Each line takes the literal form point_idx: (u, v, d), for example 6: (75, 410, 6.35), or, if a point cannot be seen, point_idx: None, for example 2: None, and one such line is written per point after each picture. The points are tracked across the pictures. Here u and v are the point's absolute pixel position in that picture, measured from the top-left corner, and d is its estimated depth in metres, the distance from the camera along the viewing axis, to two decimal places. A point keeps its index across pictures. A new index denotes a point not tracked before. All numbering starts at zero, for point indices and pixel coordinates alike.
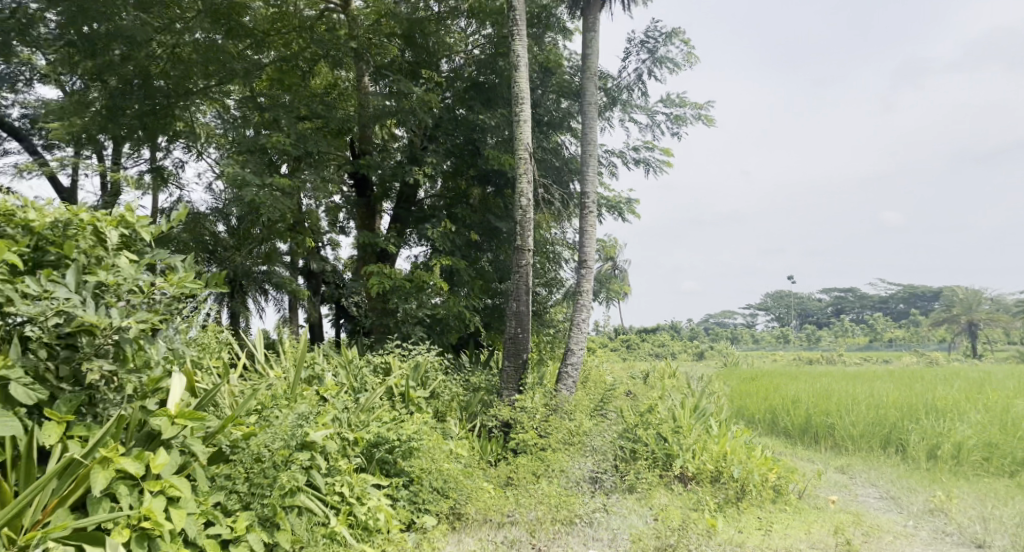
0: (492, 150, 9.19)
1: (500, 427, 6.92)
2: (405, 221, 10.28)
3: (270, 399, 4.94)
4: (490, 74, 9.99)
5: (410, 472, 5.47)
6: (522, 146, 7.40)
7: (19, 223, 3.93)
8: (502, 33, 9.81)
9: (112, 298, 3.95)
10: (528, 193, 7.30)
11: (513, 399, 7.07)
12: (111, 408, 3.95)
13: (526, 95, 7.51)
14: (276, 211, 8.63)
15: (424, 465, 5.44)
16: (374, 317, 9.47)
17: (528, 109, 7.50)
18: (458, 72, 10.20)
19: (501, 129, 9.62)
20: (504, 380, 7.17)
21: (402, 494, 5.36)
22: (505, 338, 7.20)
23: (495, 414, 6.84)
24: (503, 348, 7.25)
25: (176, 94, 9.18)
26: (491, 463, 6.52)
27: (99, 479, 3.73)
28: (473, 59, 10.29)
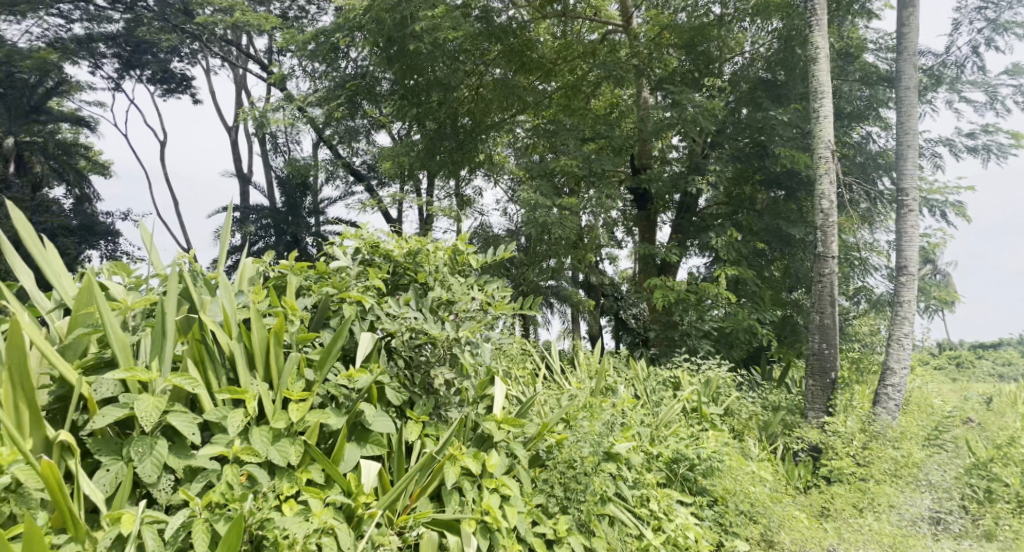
0: (784, 150, 8.64)
1: (809, 451, 6.15)
2: (686, 231, 10.19)
3: (581, 403, 4.25)
4: (781, 70, 9.48)
5: (713, 491, 4.35)
6: (822, 144, 6.89)
7: (375, 252, 3.59)
8: (793, 25, 9.12)
9: (451, 313, 3.53)
10: (831, 195, 6.84)
11: (821, 422, 6.39)
12: (451, 409, 3.49)
13: (827, 90, 6.97)
14: (565, 228, 9.25)
15: (730, 483, 4.31)
16: (658, 331, 9.59)
17: (828, 104, 6.96)
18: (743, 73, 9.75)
19: (793, 125, 8.93)
20: (809, 400, 6.53)
21: (707, 514, 4.26)
22: (808, 354, 6.68)
23: (803, 436, 6.08)
24: (806, 367, 6.67)
25: (480, 128, 10.33)
26: (799, 489, 5.67)
27: (451, 474, 3.27)
28: (760, 57, 9.79)
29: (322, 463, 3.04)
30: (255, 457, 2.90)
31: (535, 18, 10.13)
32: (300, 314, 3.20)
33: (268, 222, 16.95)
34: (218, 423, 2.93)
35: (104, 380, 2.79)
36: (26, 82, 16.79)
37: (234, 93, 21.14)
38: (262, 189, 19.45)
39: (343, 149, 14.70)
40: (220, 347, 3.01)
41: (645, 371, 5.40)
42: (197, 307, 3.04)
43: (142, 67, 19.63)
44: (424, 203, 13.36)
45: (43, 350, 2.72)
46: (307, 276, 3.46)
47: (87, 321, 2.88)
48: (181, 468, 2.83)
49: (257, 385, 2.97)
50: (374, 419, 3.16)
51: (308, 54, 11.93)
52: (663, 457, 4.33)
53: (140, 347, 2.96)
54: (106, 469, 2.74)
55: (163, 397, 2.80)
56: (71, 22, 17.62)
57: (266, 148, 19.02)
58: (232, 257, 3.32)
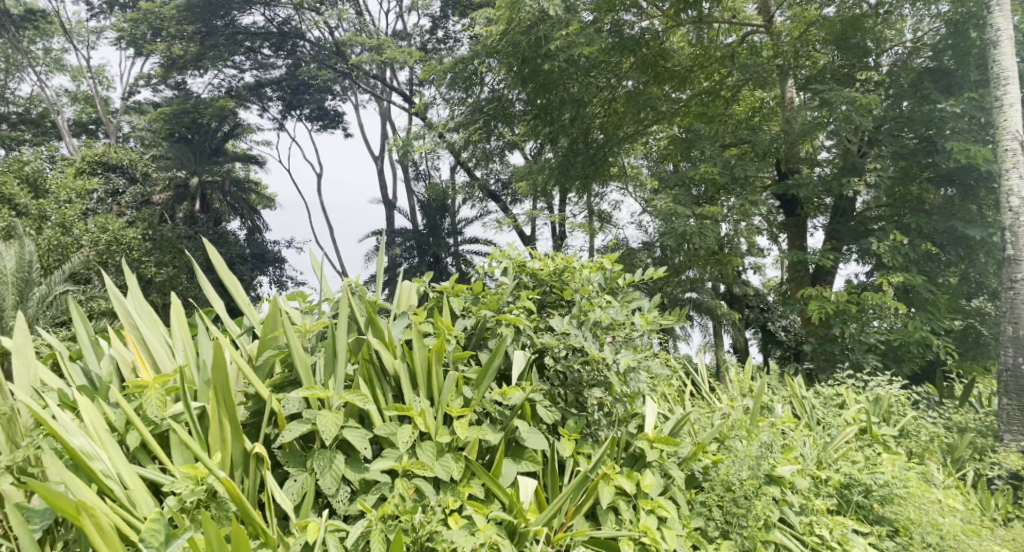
0: (958, 144, 8.04)
1: (1008, 480, 5.45)
2: (843, 237, 9.70)
3: (736, 424, 3.84)
4: (951, 57, 8.85)
5: (894, 520, 3.79)
6: (1008, 135, 6.45)
7: (523, 272, 3.59)
8: (965, 11, 8.58)
9: (607, 334, 3.46)
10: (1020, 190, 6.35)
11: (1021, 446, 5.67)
12: (601, 427, 3.34)
13: (1014, 74, 6.46)
14: (706, 238, 8.99)
15: (913, 510, 3.71)
16: (816, 344, 9.16)
17: (1017, 91, 6.45)
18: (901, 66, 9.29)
19: (968, 118, 8.31)
20: (1005, 420, 5.84)
21: (888, 545, 3.68)
22: (1000, 367, 6.11)
23: (1000, 461, 5.32)
24: (999, 383, 6.09)
25: (611, 143, 10.23)
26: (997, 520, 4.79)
27: (606, 493, 3.14)
28: (923, 48, 9.35)
29: (483, 477, 3.01)
30: (425, 471, 2.89)
31: (669, 27, 9.81)
32: (457, 333, 3.23)
33: (411, 244, 17.68)
34: (387, 439, 2.95)
35: (290, 396, 2.85)
36: (205, 127, 18.52)
37: (380, 124, 22.23)
38: (405, 213, 20.27)
39: (477, 169, 15.05)
40: (386, 367, 3.06)
41: (804, 389, 4.87)
42: (366, 329, 3.12)
43: (299, 107, 21.06)
44: (559, 219, 13.50)
45: (243, 369, 2.82)
46: (464, 297, 3.46)
47: (272, 344, 3.00)
48: (356, 480, 2.85)
49: (421, 402, 3.00)
50: (527, 436, 3.11)
51: (448, 83, 12.38)
52: (832, 482, 3.80)
53: (317, 367, 3.05)
54: (294, 481, 2.80)
55: (341, 412, 2.84)
56: (242, 71, 19.26)
57: (409, 174, 19.82)
58: (394, 281, 3.42)
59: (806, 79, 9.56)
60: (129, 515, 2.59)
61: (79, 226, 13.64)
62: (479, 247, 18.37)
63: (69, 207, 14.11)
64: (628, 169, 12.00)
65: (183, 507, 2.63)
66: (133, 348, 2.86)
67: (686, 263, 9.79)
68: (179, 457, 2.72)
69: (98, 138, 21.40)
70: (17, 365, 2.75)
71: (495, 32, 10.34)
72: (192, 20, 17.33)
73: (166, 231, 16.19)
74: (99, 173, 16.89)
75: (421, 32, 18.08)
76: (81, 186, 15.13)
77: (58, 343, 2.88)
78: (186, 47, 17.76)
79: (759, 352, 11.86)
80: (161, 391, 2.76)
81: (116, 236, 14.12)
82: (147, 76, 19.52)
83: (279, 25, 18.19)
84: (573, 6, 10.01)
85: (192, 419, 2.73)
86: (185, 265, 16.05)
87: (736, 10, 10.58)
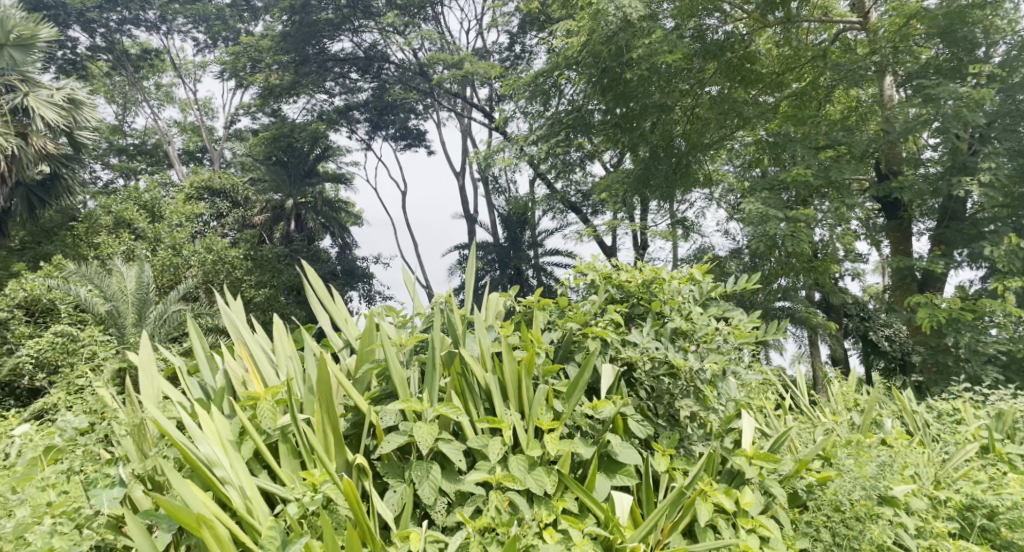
0: None
1: None
2: (954, 242, 9.31)
3: (844, 440, 3.63)
4: None
5: None
6: None
7: (610, 283, 3.51)
8: None
9: (691, 344, 3.33)
10: None
11: None
12: (696, 442, 3.22)
13: None
14: (800, 242, 8.69)
15: None
16: (926, 355, 8.91)
17: None
18: (1012, 58, 8.82)
19: None
20: None
21: None
22: None
23: None
24: None
25: (694, 150, 9.85)
26: None
27: (703, 511, 3.01)
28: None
29: (576, 491, 2.95)
30: (517, 483, 2.86)
31: (755, 30, 9.61)
32: (546, 347, 3.16)
33: (493, 257, 17.85)
34: (479, 451, 2.93)
35: (388, 409, 2.86)
36: (299, 150, 19.24)
37: (462, 140, 22.52)
38: (486, 227, 20.45)
39: (557, 181, 15.00)
40: (477, 380, 3.03)
41: (914, 402, 4.56)
42: (456, 342, 3.10)
43: (386, 127, 21.59)
44: (641, 228, 13.28)
45: (343, 382, 2.84)
46: (550, 311, 3.37)
47: (368, 357, 3.02)
48: (453, 492, 2.85)
49: (511, 415, 2.96)
50: (620, 450, 3.02)
51: (529, 97, 12.48)
52: (952, 504, 3.57)
53: (412, 380, 3.05)
54: (393, 491, 2.80)
55: (435, 425, 2.84)
56: (332, 96, 19.93)
57: (490, 188, 19.98)
58: (480, 291, 3.33)
59: (907, 75, 9.12)
60: (249, 521, 2.63)
61: (189, 249, 14.40)
62: (563, 258, 18.33)
63: (180, 231, 14.94)
64: (714, 174, 11.75)
65: (301, 513, 2.66)
66: (244, 362, 2.93)
67: (777, 269, 9.44)
68: (290, 467, 2.77)
69: (203, 165, 22.56)
70: (140, 379, 2.85)
71: (576, 42, 10.24)
72: (287, 49, 18.06)
73: (266, 251, 16.91)
74: (204, 198, 17.79)
75: (501, 49, 18.27)
76: (189, 211, 15.90)
77: (177, 360, 2.96)
78: (282, 76, 18.52)
79: (859, 361, 11.42)
80: (272, 402, 2.82)
81: (221, 257, 14.82)
82: (247, 105, 20.46)
83: (366, 50, 18.73)
84: (654, 13, 9.94)
85: (301, 429, 2.78)
86: (285, 283, 16.72)
87: (828, 8, 10.25)
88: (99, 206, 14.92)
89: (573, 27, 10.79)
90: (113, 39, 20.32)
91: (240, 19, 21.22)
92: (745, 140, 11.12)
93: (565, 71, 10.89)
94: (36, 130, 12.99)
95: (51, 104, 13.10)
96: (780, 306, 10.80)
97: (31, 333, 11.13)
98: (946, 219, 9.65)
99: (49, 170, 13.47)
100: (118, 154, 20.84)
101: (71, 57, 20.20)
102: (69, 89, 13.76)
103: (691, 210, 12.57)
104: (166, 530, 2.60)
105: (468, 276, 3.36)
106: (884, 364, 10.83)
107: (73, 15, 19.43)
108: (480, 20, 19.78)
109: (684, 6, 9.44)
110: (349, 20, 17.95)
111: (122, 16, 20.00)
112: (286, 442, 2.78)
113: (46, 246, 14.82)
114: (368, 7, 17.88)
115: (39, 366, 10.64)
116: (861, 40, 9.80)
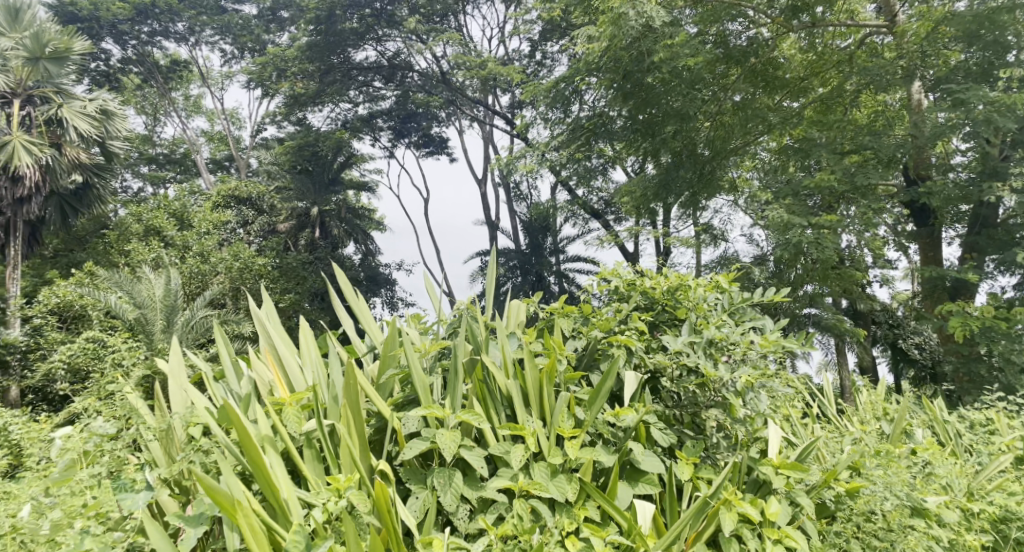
0: None
1: None
2: (986, 249, 9.18)
3: (874, 450, 3.54)
4: None
5: None
6: None
7: (633, 289, 3.48)
8: None
9: (722, 354, 3.26)
10: None
11: None
12: (721, 452, 3.17)
13: None
14: (824, 249, 8.60)
15: None
16: (958, 363, 8.80)
17: None
18: None
19: None
20: None
21: None
22: None
23: None
24: None
25: (717, 157, 9.74)
26: None
27: (728, 521, 2.95)
28: None
29: (598, 499, 2.92)
30: (540, 491, 2.84)
31: (779, 34, 9.53)
32: (568, 354, 3.13)
33: (514, 263, 17.84)
34: (501, 458, 2.91)
35: (410, 415, 2.85)
36: (324, 159, 19.39)
37: (484, 147, 22.58)
38: (508, 234, 20.47)
39: (580, 188, 14.98)
40: (499, 388, 3.02)
41: (946, 412, 4.48)
42: (479, 349, 3.08)
43: (409, 135, 21.72)
44: (664, 235, 13.20)
45: (367, 388, 2.84)
46: (574, 318, 3.34)
47: (392, 363, 3.02)
48: (475, 499, 2.83)
49: (534, 423, 2.94)
50: (642, 458, 2.99)
51: (550, 104, 12.49)
52: (986, 516, 3.45)
53: (435, 387, 3.05)
54: (415, 497, 2.79)
55: (457, 431, 2.83)
56: (356, 105, 20.11)
57: (512, 195, 20.00)
58: (502, 298, 3.31)
59: (936, 79, 9.03)
60: (275, 524, 2.63)
61: (216, 256, 14.56)
62: (584, 264, 18.27)
63: (208, 239, 15.10)
64: (738, 181, 11.65)
65: (327, 517, 2.65)
66: (270, 368, 2.95)
67: (803, 276, 9.32)
68: (315, 473, 2.77)
69: (230, 174, 22.82)
70: (169, 386, 2.88)
71: (596, 49, 10.19)
72: (312, 58, 18.23)
73: (292, 258, 17.07)
74: (231, 206, 17.99)
75: (523, 56, 18.30)
76: (216, 219, 16.07)
77: (205, 366, 2.98)
78: (307, 85, 18.68)
79: (887, 369, 11.26)
80: (297, 408, 2.82)
81: (247, 265, 14.96)
82: (272, 114, 20.67)
83: (390, 58, 18.84)
84: (676, 19, 9.91)
85: (326, 434, 2.78)
86: (310, 290, 16.86)
87: (854, 12, 10.15)
88: (129, 214, 15.14)
89: (594, 33, 10.73)
90: (144, 51, 20.66)
91: (267, 31, 21.48)
92: (769, 146, 11.02)
93: (587, 77, 10.87)
94: (69, 140, 13.24)
95: (84, 115, 13.37)
96: (807, 313, 10.68)
97: (63, 338, 11.29)
98: (978, 225, 9.50)
99: (82, 180, 13.71)
100: (148, 164, 21.15)
101: (104, 69, 20.55)
102: (100, 100, 14.01)
103: (715, 217, 12.46)
104: (193, 533, 2.62)
105: (490, 283, 3.35)
106: (913, 372, 10.71)
107: (105, 28, 19.76)
108: (502, 28, 19.84)
109: (705, 12, 9.56)
110: (373, 29, 18.07)
111: (152, 28, 20.31)
112: (311, 448, 2.79)
113: (78, 254, 15.06)
114: (392, 16, 18.02)
115: (70, 372, 10.80)
116: (888, 44, 9.67)
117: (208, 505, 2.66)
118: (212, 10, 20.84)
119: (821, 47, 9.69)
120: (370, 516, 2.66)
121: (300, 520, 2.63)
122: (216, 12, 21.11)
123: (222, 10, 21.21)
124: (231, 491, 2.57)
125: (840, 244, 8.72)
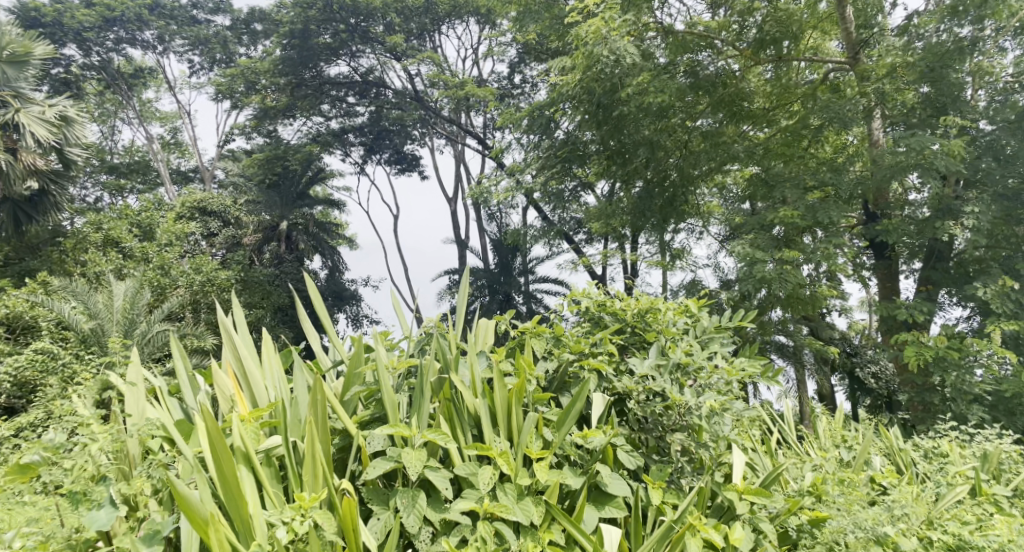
0: None
1: None
2: (941, 282, 9.51)
3: (837, 477, 3.59)
4: None
5: None
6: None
7: (602, 310, 3.49)
8: None
9: (688, 379, 3.29)
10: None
11: None
12: (685, 477, 3.17)
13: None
14: (788, 283, 8.66)
15: None
16: (915, 393, 9.06)
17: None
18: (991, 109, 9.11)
19: None
20: None
21: None
22: None
23: None
24: None
25: (686, 182, 9.97)
26: None
27: (692, 547, 2.94)
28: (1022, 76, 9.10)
29: (563, 522, 2.90)
30: (509, 514, 2.81)
31: (747, 66, 9.75)
32: (538, 375, 3.12)
33: (482, 282, 17.74)
34: (466, 479, 2.88)
35: (376, 433, 2.81)
36: (293, 172, 19.51)
37: (456, 167, 22.68)
38: (476, 252, 20.51)
39: (552, 212, 14.96)
40: (467, 407, 2.99)
41: (902, 440, 4.49)
42: (448, 368, 3.04)
43: (381, 151, 21.76)
44: (632, 258, 13.32)
45: (331, 403, 2.80)
46: (545, 339, 3.31)
47: (357, 381, 2.98)
48: (438, 520, 2.79)
49: (502, 443, 2.92)
50: (610, 481, 2.98)
51: (524, 127, 12.49)
52: (942, 543, 3.40)
53: (404, 404, 3.01)
54: (377, 518, 2.74)
55: (423, 451, 2.79)
56: (328, 119, 20.09)
57: (482, 215, 20.20)
58: (472, 316, 3.28)
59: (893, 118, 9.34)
60: (237, 543, 2.58)
61: (178, 268, 14.32)
62: (553, 286, 18.31)
63: (169, 251, 14.81)
64: (704, 205, 11.74)
65: (290, 537, 2.59)
66: (230, 380, 2.85)
67: (766, 302, 9.36)
68: (276, 493, 2.70)
69: (193, 185, 22.44)
70: (127, 400, 2.82)
71: (569, 77, 10.14)
72: (285, 72, 18.23)
73: (257, 273, 16.82)
74: (196, 218, 17.69)
75: (499, 78, 18.39)
76: (181, 230, 15.78)
77: (160, 380, 2.89)
78: (278, 98, 18.64)
79: (845, 396, 11.48)
80: (258, 424, 2.76)
81: (209, 278, 14.77)
82: (240, 126, 20.36)
83: (363, 74, 18.91)
84: (647, 48, 9.97)
85: (289, 452, 2.73)
86: (275, 305, 16.63)
87: (817, 47, 10.31)
88: (87, 223, 14.68)
89: (566, 60, 10.66)
90: (107, 57, 20.36)
91: (240, 43, 21.23)
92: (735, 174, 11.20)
93: (558, 103, 10.86)
94: (25, 146, 12.89)
95: (42, 120, 12.99)
96: (771, 340, 10.81)
97: (12, 349, 10.86)
98: (933, 259, 9.76)
99: (37, 186, 13.28)
100: (108, 172, 20.62)
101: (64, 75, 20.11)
102: (59, 106, 13.69)
103: (683, 241, 12.63)
104: None
105: (461, 302, 3.31)
106: (869, 400, 10.94)
107: (69, 34, 19.38)
108: (477, 49, 19.94)
109: (674, 44, 9.63)
110: (347, 44, 18.10)
111: (118, 36, 20.06)
112: (270, 465, 2.73)
113: (29, 262, 14.50)
114: (367, 32, 17.99)
115: (16, 385, 10.35)
116: (851, 79, 9.74)
117: (163, 525, 2.60)
118: (184, 22, 20.74)
119: (786, 81, 9.96)
120: (333, 536, 2.61)
121: (261, 539, 2.59)
122: (188, 22, 20.93)
123: (194, 21, 21.14)
124: (201, 506, 2.54)
125: (803, 277, 8.78)
